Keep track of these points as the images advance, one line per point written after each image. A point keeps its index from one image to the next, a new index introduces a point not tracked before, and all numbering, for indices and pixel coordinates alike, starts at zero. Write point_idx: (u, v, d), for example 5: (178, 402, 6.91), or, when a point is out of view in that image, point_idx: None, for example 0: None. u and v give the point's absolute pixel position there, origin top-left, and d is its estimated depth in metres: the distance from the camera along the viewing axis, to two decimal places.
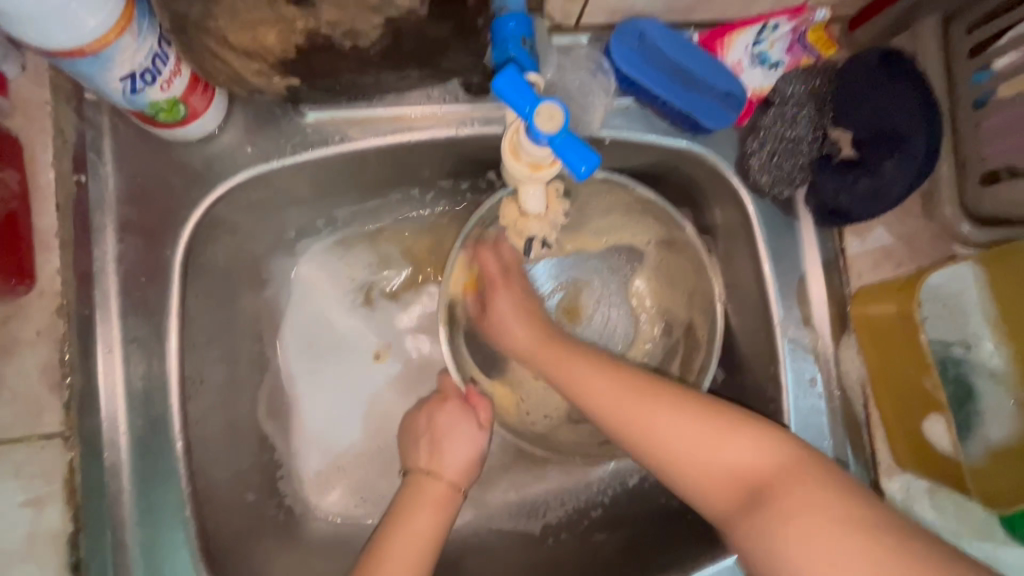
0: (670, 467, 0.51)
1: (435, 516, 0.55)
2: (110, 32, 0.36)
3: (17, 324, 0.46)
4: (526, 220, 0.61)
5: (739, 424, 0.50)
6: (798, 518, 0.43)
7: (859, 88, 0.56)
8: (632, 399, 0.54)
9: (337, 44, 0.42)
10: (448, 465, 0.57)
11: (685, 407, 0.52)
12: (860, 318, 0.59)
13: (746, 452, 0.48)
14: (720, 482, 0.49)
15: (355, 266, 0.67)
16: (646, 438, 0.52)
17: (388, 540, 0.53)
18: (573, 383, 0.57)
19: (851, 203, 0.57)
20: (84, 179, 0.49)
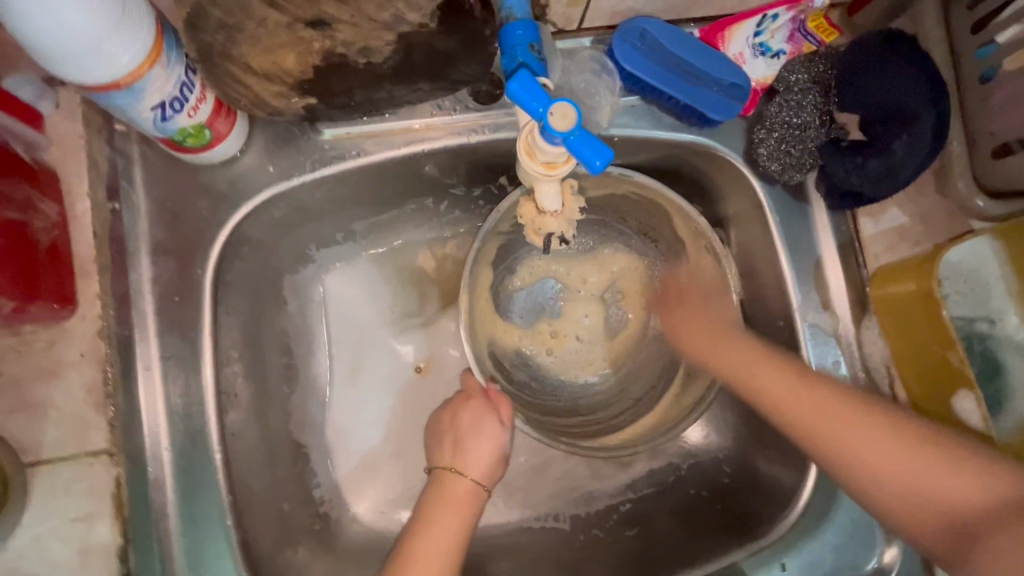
0: (824, 450, 0.50)
1: (460, 512, 0.56)
2: (142, 64, 0.38)
3: (62, 347, 0.48)
4: (543, 216, 0.58)
5: (869, 405, 0.50)
6: (1002, 538, 0.42)
7: (863, 69, 0.56)
8: (766, 369, 0.55)
9: (351, 61, 0.44)
10: (471, 463, 0.58)
11: (798, 378, 0.53)
12: (878, 299, 0.59)
13: (900, 461, 0.47)
14: (888, 471, 0.47)
15: (377, 277, 0.70)
16: (769, 397, 0.54)
17: (416, 540, 0.53)
18: (714, 355, 0.59)
19: (863, 184, 0.57)
20: (118, 207, 0.51)
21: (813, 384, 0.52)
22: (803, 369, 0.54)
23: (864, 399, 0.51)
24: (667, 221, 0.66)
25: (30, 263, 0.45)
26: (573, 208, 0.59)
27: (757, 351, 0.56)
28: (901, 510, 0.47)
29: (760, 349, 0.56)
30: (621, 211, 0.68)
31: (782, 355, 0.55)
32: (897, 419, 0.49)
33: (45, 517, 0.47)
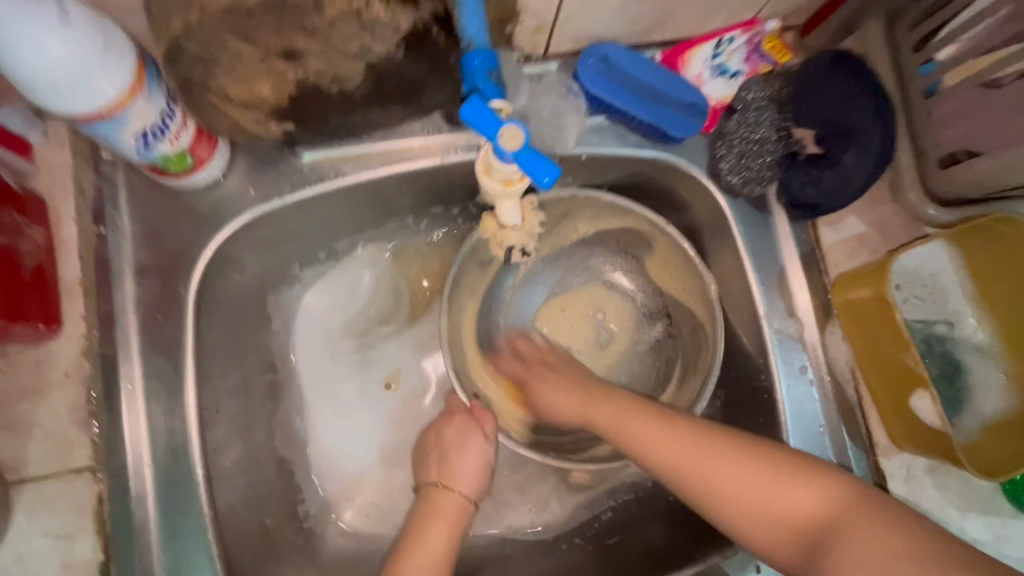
0: (736, 517, 0.49)
1: (449, 527, 0.56)
2: (124, 96, 0.40)
3: (47, 367, 0.49)
4: (506, 230, 0.64)
5: (784, 466, 0.49)
6: (852, 540, 0.44)
7: (812, 88, 0.60)
8: (699, 459, 0.51)
9: (325, 88, 0.46)
10: (459, 477, 0.60)
11: (719, 453, 0.51)
12: (842, 307, 0.61)
13: (800, 497, 0.48)
14: (756, 521, 0.48)
15: (360, 296, 0.71)
16: (668, 459, 0.52)
17: (405, 557, 0.54)
18: (627, 436, 0.55)
19: (819, 195, 0.59)
20: (104, 230, 0.53)
21: (719, 448, 0.51)
22: (703, 422, 0.53)
23: (734, 431, 0.52)
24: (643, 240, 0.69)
25: (16, 284, 0.46)
26: (533, 223, 0.67)
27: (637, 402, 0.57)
28: (762, 539, 0.48)
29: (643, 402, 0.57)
30: (602, 228, 0.70)
31: (667, 410, 0.55)
32: (796, 463, 0.49)
33: (29, 536, 0.47)
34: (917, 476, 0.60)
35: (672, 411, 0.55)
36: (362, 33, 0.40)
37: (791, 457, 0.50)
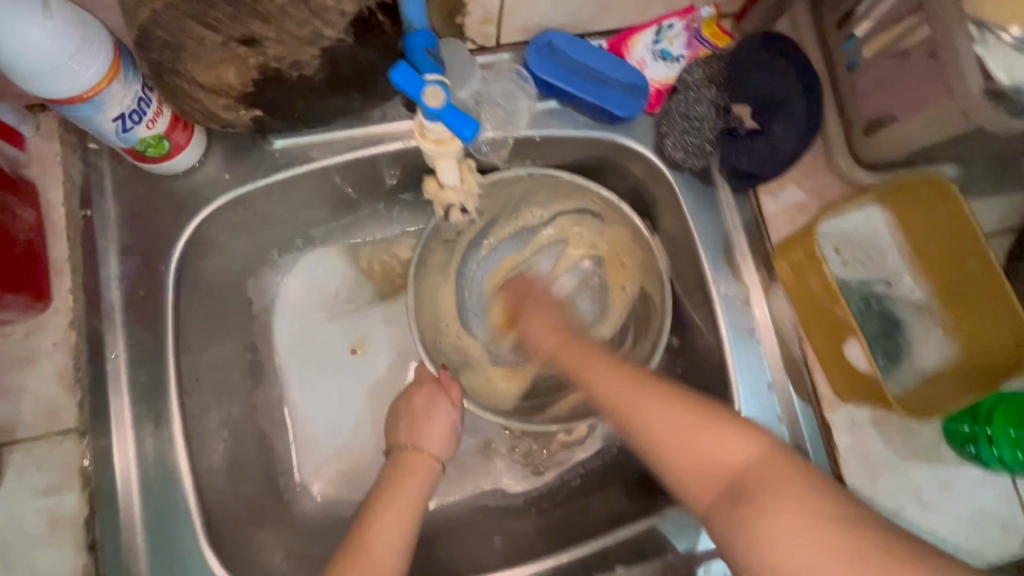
0: (659, 455, 0.49)
1: (420, 484, 0.60)
2: (104, 81, 0.45)
3: (37, 338, 0.55)
4: (444, 189, 0.64)
5: (717, 419, 0.49)
6: (769, 500, 0.42)
7: (744, 66, 0.65)
8: (631, 390, 0.54)
9: (286, 75, 0.51)
10: (428, 438, 0.63)
11: (644, 393, 0.53)
12: (785, 270, 0.64)
13: (728, 447, 0.47)
14: (693, 477, 0.47)
15: (339, 281, 0.76)
16: (609, 394, 0.55)
17: (378, 510, 0.57)
18: (634, 403, 0.53)
19: (753, 164, 0.64)
20: (90, 213, 0.57)
21: (675, 400, 0.51)
22: (676, 386, 0.53)
23: (699, 402, 0.51)
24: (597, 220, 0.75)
25: (11, 261, 0.52)
26: (472, 184, 0.65)
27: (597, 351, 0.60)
28: (680, 476, 0.48)
29: (613, 358, 0.59)
30: (558, 209, 0.76)
31: (645, 372, 0.56)
32: (736, 420, 0.49)
33: (19, 490, 0.52)
34: (862, 427, 0.63)
35: (643, 371, 0.56)
36: (312, 18, 0.47)
37: (749, 431, 0.48)
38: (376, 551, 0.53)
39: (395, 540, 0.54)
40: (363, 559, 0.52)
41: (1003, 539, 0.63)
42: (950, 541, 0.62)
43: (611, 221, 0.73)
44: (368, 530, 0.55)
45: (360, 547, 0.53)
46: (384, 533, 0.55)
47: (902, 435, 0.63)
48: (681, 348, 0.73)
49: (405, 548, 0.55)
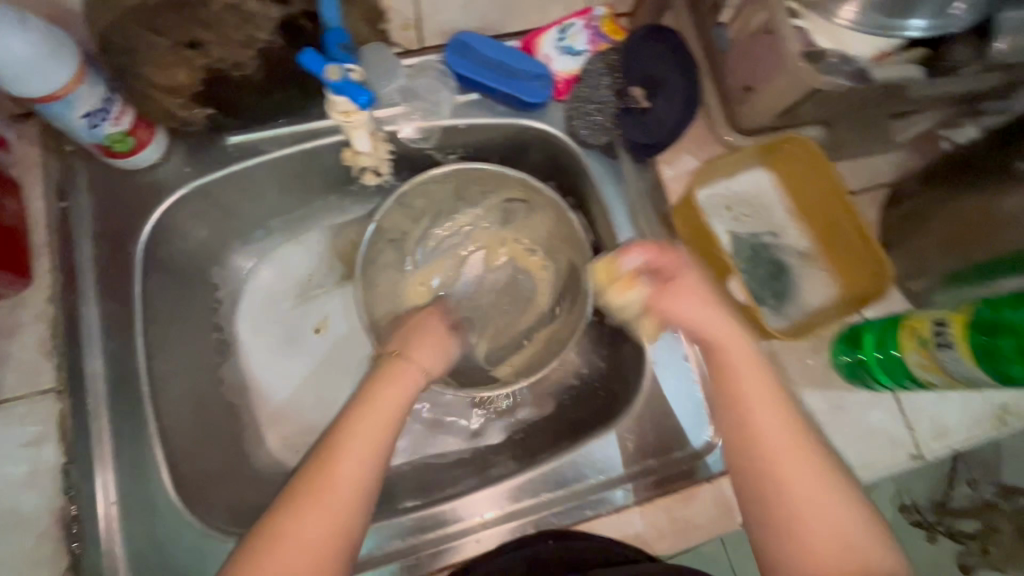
0: (793, 516, 0.50)
1: (403, 390, 0.58)
2: (71, 82, 0.54)
3: (21, 312, 0.63)
4: (357, 155, 0.73)
5: (849, 501, 0.50)
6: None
7: (635, 54, 0.75)
8: (795, 448, 0.52)
9: (228, 74, 0.60)
10: (418, 355, 0.64)
11: (807, 457, 0.51)
12: (681, 226, 0.73)
13: (865, 536, 0.49)
14: (827, 553, 0.48)
15: (296, 270, 0.84)
16: (773, 442, 0.52)
17: (357, 413, 0.54)
18: (789, 467, 0.51)
19: (646, 136, 0.74)
20: (66, 204, 0.66)
21: (830, 471, 0.51)
22: (801, 418, 0.54)
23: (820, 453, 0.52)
24: (528, 210, 0.82)
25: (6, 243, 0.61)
26: (383, 151, 0.75)
27: (755, 353, 0.56)
28: (809, 547, 0.49)
29: (750, 356, 0.56)
30: (493, 201, 0.83)
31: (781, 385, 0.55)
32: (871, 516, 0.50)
33: (5, 443, 0.59)
34: None
35: (794, 405, 0.54)
36: (244, 24, 0.56)
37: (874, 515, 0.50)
38: (348, 461, 0.51)
39: (371, 451, 0.52)
40: (338, 466, 0.51)
41: (891, 454, 0.70)
42: (844, 456, 0.69)
43: (538, 209, 0.80)
44: (344, 435, 0.53)
45: (337, 452, 0.51)
46: (361, 438, 0.52)
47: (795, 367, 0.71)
48: (607, 308, 0.81)
49: (374, 466, 0.52)
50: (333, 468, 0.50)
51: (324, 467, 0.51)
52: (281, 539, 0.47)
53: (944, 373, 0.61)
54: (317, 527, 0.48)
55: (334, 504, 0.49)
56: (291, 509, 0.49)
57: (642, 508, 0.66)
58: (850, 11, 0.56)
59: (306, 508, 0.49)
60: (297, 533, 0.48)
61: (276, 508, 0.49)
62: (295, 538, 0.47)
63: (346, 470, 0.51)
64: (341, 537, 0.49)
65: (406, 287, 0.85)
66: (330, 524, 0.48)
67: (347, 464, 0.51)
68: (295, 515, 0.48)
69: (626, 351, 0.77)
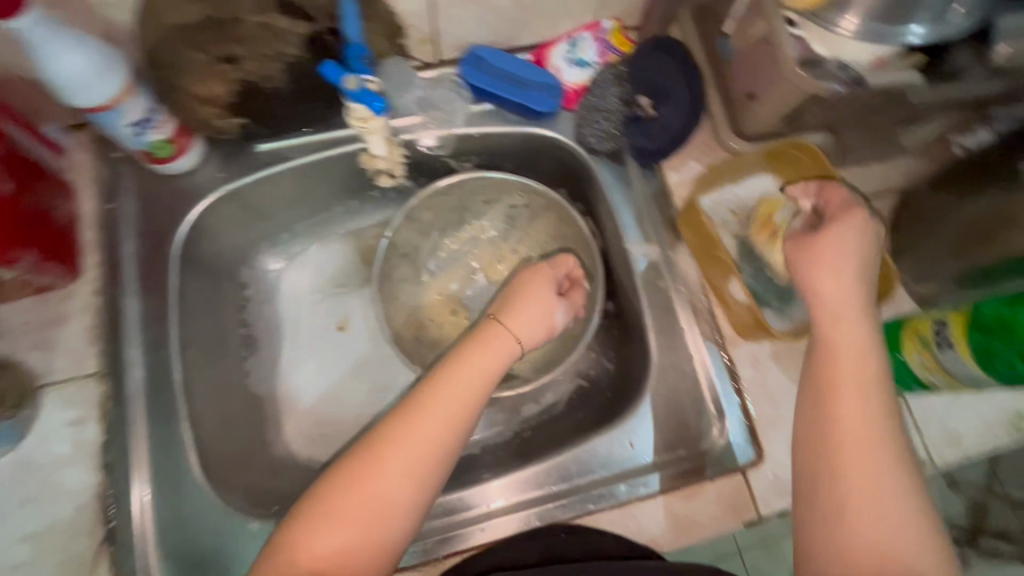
0: (841, 496, 0.49)
1: (492, 361, 0.60)
2: (121, 94, 0.60)
3: (69, 302, 0.68)
4: (374, 157, 0.77)
5: (908, 490, 0.49)
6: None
7: (641, 66, 0.78)
8: (865, 429, 0.50)
9: (260, 86, 0.65)
10: (520, 325, 0.65)
11: (873, 438, 0.50)
12: (687, 230, 0.75)
13: (912, 523, 0.48)
14: (870, 534, 0.48)
15: (320, 271, 0.89)
16: (874, 416, 0.51)
17: (449, 372, 0.58)
18: (847, 447, 0.50)
19: (650, 143, 0.77)
20: (113, 206, 0.72)
21: (892, 456, 0.50)
22: (891, 402, 0.52)
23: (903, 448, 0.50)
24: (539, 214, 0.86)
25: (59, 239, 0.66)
26: (398, 154, 0.78)
27: (866, 315, 0.54)
28: (856, 530, 0.48)
29: (863, 328, 0.53)
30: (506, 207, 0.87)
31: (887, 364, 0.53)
32: (932, 522, 0.49)
33: (51, 422, 0.64)
34: (763, 361, 0.72)
35: (887, 385, 0.52)
36: (275, 40, 0.62)
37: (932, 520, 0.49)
38: (428, 423, 0.54)
39: (455, 422, 0.55)
40: (428, 432, 0.53)
41: None
42: None
43: (548, 214, 0.84)
44: (429, 399, 0.55)
45: (428, 415, 0.54)
46: (436, 413, 0.54)
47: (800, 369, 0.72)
48: (615, 310, 0.83)
49: (452, 434, 0.54)
50: (427, 430, 0.53)
51: (413, 427, 0.53)
52: (364, 491, 0.50)
53: (942, 372, 0.62)
54: (398, 478, 0.51)
55: (415, 466, 0.52)
56: (375, 462, 0.51)
57: (646, 504, 0.67)
58: (850, 23, 0.58)
59: (397, 460, 0.52)
60: (378, 486, 0.51)
61: (359, 458, 0.52)
62: (382, 488, 0.51)
63: (438, 432, 0.54)
64: (421, 495, 0.52)
65: (421, 288, 0.89)
66: (406, 479, 0.51)
67: (433, 426, 0.54)
68: (376, 472, 0.51)
69: (632, 352, 0.79)
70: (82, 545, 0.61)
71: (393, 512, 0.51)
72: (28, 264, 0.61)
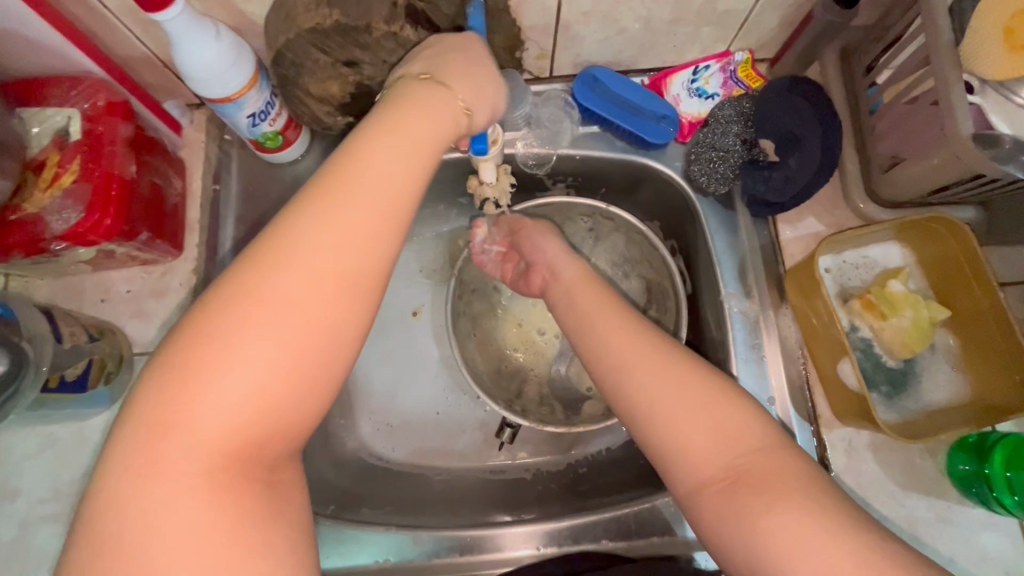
0: (659, 423, 0.54)
1: (381, 173, 0.44)
2: (245, 88, 0.60)
3: (169, 277, 0.71)
4: (484, 186, 0.71)
5: (724, 404, 0.53)
6: (764, 488, 0.48)
7: (770, 105, 0.71)
8: (649, 363, 0.56)
9: (375, 90, 0.65)
10: (416, 123, 0.47)
11: (657, 370, 0.56)
12: (794, 289, 0.69)
13: (736, 431, 0.51)
14: (703, 458, 0.51)
15: (414, 266, 0.87)
16: (615, 347, 0.59)
17: (322, 189, 0.42)
18: (639, 381, 0.56)
19: (768, 192, 0.71)
20: (219, 187, 0.73)
21: (676, 375, 0.55)
22: (653, 334, 0.59)
23: (680, 349, 0.58)
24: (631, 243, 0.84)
25: (169, 216, 0.69)
26: (506, 183, 0.72)
27: (591, 278, 0.68)
28: (682, 463, 0.52)
29: (593, 276, 0.67)
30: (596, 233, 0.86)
31: (615, 294, 0.65)
32: (748, 403, 0.53)
33: None
34: (858, 451, 0.66)
35: (638, 323, 0.60)
36: (398, 49, 0.60)
37: (743, 400, 0.53)
38: (325, 238, 0.40)
39: (386, 223, 0.43)
40: (343, 239, 0.41)
41: None
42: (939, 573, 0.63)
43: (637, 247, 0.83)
44: (302, 223, 0.41)
45: (325, 222, 0.41)
46: (317, 244, 0.40)
47: (901, 464, 0.65)
48: None
49: (359, 271, 0.41)
50: (334, 234, 0.41)
51: (300, 235, 0.40)
52: (238, 346, 0.38)
53: None
54: (324, 309, 0.40)
55: (308, 283, 0.39)
56: (275, 298, 0.39)
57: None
58: None
59: (315, 280, 0.40)
60: (249, 342, 0.38)
61: (242, 304, 0.38)
62: (266, 326, 0.38)
63: (350, 239, 0.41)
64: (335, 314, 0.40)
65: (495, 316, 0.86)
66: (289, 331, 0.38)
67: (340, 230, 0.41)
68: (243, 317, 0.38)
69: None
70: None
71: (318, 351, 0.40)
72: (141, 240, 0.64)
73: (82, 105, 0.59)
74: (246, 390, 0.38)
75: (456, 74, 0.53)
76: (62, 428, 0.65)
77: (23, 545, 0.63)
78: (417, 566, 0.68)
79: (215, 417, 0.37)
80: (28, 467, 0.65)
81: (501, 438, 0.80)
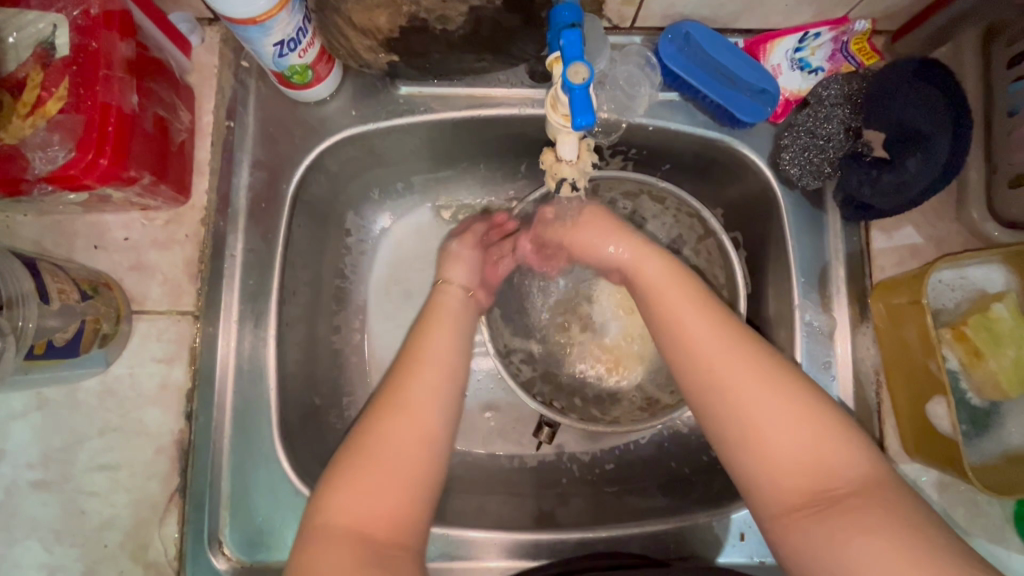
0: (748, 424, 0.48)
1: (452, 317, 0.61)
2: (274, 9, 0.48)
3: (175, 227, 0.62)
4: (559, 163, 0.57)
5: (828, 424, 0.47)
6: (856, 516, 0.43)
7: (888, 90, 0.60)
8: (739, 360, 0.50)
9: (431, 26, 0.55)
10: (455, 274, 0.66)
11: (750, 368, 0.49)
12: (880, 309, 0.62)
13: (837, 456, 0.46)
14: (789, 474, 0.46)
15: (433, 235, 0.77)
16: (705, 355, 0.51)
17: (425, 333, 0.58)
18: (729, 375, 0.50)
19: (872, 196, 0.61)
20: (233, 124, 0.62)
21: (773, 380, 0.49)
22: (743, 330, 0.53)
23: (780, 361, 0.51)
24: (693, 232, 0.73)
25: (173, 159, 0.59)
26: (587, 161, 0.58)
27: (680, 275, 0.57)
28: (765, 476, 0.47)
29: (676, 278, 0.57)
30: (649, 214, 0.75)
31: (706, 292, 0.56)
32: (846, 427, 0.47)
33: (141, 355, 0.60)
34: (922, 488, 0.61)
35: (729, 316, 0.54)
36: None
37: (844, 421, 0.48)
38: (436, 355, 0.56)
39: (435, 373, 0.54)
40: (403, 391, 0.53)
41: None
42: None
43: (697, 238, 0.73)
44: (414, 359, 0.56)
45: (420, 349, 0.57)
46: (429, 364, 0.55)
47: (970, 510, 0.61)
48: None
49: (454, 381, 0.55)
50: (399, 388, 0.53)
51: (417, 360, 0.55)
52: (394, 430, 0.50)
53: None
54: (404, 440, 0.50)
55: (437, 383, 0.54)
56: (368, 440, 0.50)
57: None
58: None
59: (394, 418, 0.51)
60: (398, 431, 0.50)
61: (348, 450, 0.50)
62: (413, 417, 0.51)
63: (413, 386, 0.53)
64: (448, 401, 0.54)
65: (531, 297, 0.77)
66: (426, 413, 0.52)
67: (432, 353, 0.56)
68: (394, 411, 0.51)
69: None
70: (155, 486, 0.59)
71: (405, 472, 0.49)
72: (142, 185, 0.54)
73: (70, 12, 0.48)
74: (407, 450, 0.50)
75: (450, 263, 0.67)
76: (51, 387, 0.59)
77: (10, 511, 0.57)
78: (438, 568, 0.63)
79: (386, 479, 0.48)
80: (13, 428, 0.58)
81: (538, 437, 0.73)
